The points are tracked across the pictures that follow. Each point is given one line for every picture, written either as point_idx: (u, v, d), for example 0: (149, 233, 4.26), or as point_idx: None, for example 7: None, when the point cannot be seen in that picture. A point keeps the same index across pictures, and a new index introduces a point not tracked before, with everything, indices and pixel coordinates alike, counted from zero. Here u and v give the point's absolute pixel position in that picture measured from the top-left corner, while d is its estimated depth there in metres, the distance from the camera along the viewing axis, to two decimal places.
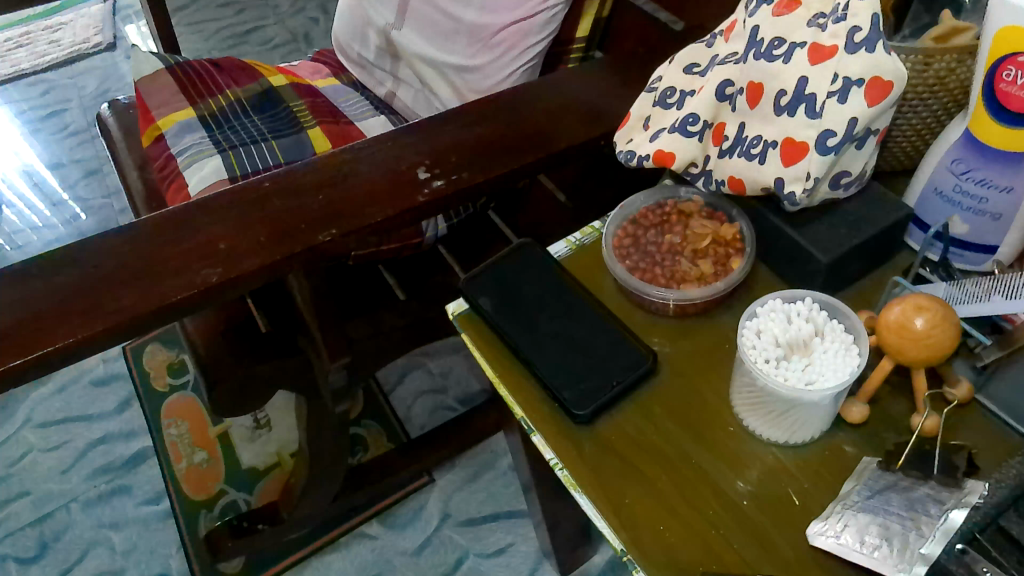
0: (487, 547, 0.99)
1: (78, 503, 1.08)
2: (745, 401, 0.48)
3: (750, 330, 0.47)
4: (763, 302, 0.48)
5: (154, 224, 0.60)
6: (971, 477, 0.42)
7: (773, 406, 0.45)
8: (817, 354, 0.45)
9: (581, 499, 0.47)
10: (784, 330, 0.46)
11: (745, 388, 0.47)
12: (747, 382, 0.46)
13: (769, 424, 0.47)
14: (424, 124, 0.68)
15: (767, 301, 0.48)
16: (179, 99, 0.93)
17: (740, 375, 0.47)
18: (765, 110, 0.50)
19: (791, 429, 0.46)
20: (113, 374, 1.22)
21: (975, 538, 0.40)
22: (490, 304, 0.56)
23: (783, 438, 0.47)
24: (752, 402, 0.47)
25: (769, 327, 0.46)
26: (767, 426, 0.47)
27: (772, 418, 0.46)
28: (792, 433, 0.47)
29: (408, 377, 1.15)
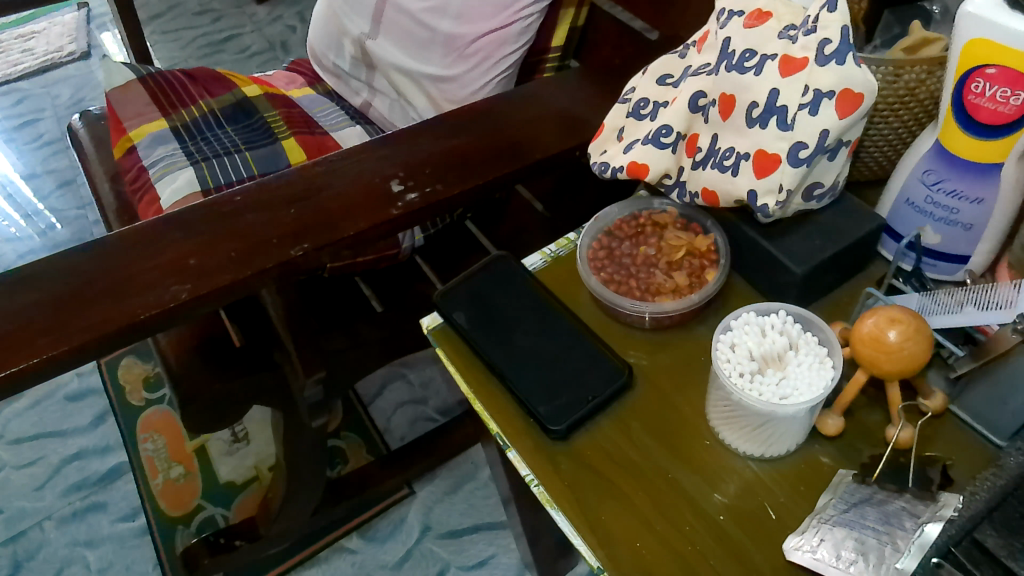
0: (468, 559, 0.98)
1: (53, 520, 1.06)
2: (720, 414, 0.47)
3: (725, 344, 0.46)
4: (737, 316, 0.48)
5: (122, 240, 0.58)
6: (946, 490, 0.42)
7: (748, 421, 0.45)
8: (791, 367, 0.44)
9: (558, 516, 0.47)
10: (759, 344, 0.46)
11: (721, 402, 0.47)
12: (722, 396, 0.46)
13: (745, 438, 0.47)
14: (398, 136, 0.67)
15: (742, 315, 0.48)
16: (152, 109, 0.92)
17: (715, 389, 0.47)
18: (738, 122, 0.50)
19: (767, 443, 0.46)
20: (87, 388, 1.20)
21: (952, 552, 0.36)
22: (465, 318, 0.55)
23: (759, 451, 0.47)
24: (727, 416, 0.47)
25: (744, 340, 0.46)
26: (742, 440, 0.47)
27: (747, 432, 0.46)
28: (767, 446, 0.46)
29: (388, 388, 1.14)
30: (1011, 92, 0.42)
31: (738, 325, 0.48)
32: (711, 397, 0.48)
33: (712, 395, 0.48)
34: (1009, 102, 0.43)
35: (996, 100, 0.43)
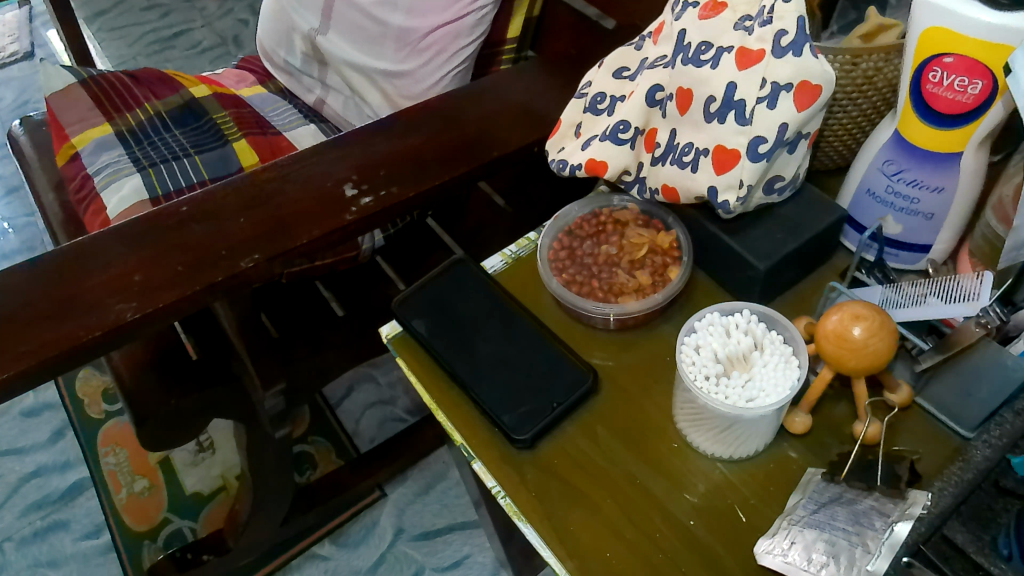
0: (443, 560, 0.97)
1: (13, 541, 1.02)
2: (687, 418, 0.46)
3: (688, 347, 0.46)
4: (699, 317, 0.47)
5: (62, 258, 0.55)
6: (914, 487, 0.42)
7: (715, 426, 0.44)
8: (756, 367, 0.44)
9: (526, 528, 0.46)
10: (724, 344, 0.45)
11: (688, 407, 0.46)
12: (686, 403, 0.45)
13: (713, 441, 0.46)
14: (352, 136, 0.65)
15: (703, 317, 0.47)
16: (95, 114, 0.88)
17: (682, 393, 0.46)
18: (696, 116, 0.49)
19: (734, 445, 0.45)
20: (44, 403, 1.16)
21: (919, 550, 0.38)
22: (425, 326, 0.53)
23: (728, 453, 0.46)
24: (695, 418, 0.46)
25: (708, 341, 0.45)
26: (712, 443, 0.46)
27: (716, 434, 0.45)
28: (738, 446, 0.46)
29: (356, 390, 1.12)
30: (968, 81, 0.42)
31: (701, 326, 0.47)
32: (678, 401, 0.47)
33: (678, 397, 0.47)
34: (967, 91, 0.42)
35: (953, 89, 0.42)
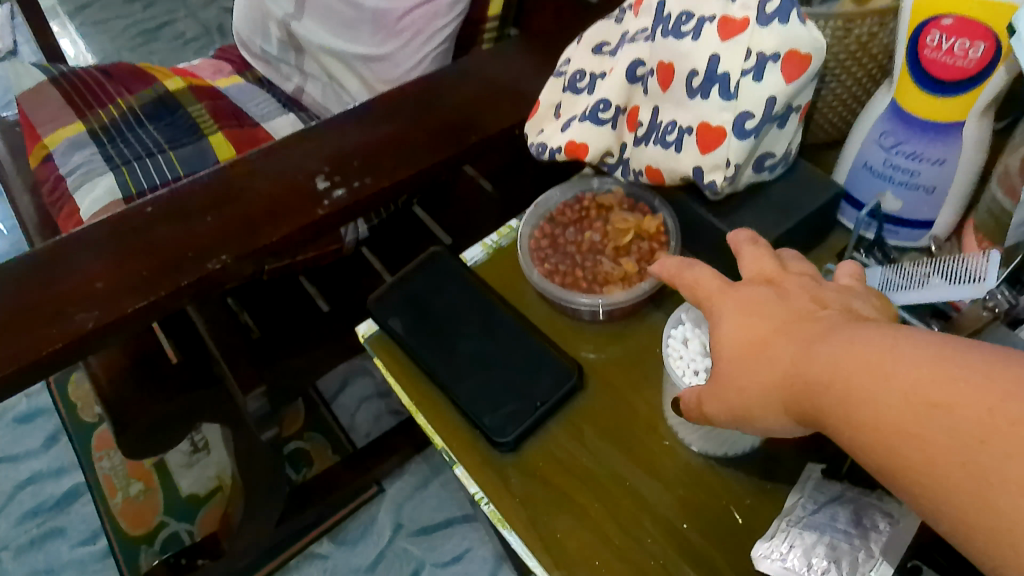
0: (443, 555, 0.95)
1: (10, 550, 1.01)
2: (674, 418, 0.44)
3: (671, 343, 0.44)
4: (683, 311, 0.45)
5: (20, 267, 0.53)
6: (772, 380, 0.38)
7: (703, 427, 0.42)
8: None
9: (511, 536, 0.43)
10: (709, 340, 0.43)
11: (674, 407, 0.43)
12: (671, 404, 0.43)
13: (702, 438, 0.43)
14: (323, 126, 0.62)
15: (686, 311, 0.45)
16: (67, 113, 0.86)
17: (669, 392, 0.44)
18: (678, 93, 0.46)
19: (725, 443, 0.43)
20: (36, 408, 1.14)
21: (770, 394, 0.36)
22: (402, 325, 0.51)
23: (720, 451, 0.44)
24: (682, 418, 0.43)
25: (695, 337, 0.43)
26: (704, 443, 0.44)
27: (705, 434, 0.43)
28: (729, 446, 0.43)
29: (350, 384, 1.10)
30: (970, 44, 0.39)
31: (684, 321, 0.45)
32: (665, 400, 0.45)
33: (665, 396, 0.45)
34: (969, 55, 0.39)
35: (953, 53, 0.39)
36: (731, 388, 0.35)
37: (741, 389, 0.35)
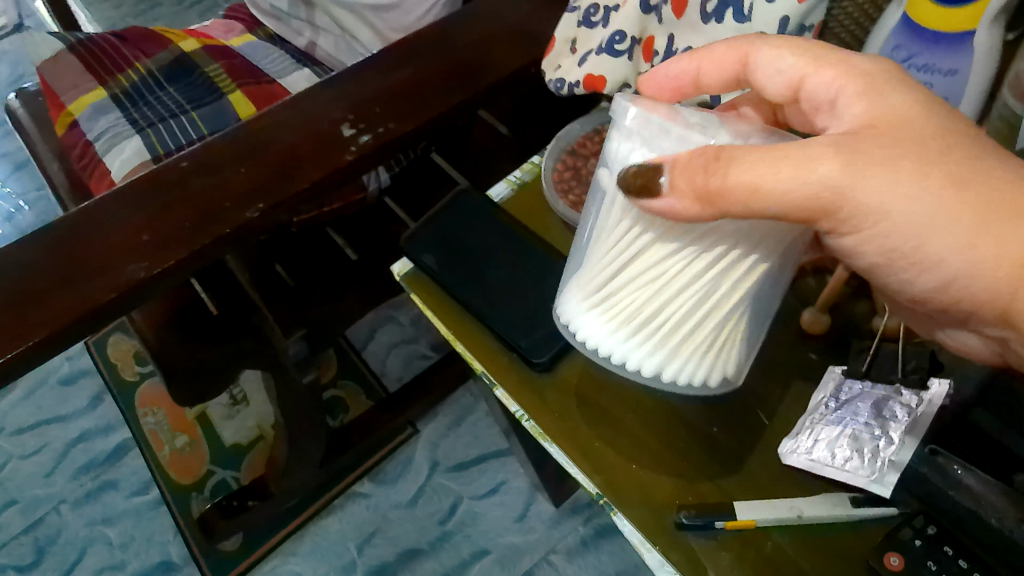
0: (480, 489, 0.99)
1: (68, 503, 1.06)
2: (654, 360, 0.41)
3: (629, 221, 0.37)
4: (590, 244, 0.41)
5: (67, 223, 0.55)
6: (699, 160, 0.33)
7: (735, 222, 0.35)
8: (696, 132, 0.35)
9: (551, 448, 0.46)
10: (646, 120, 0.36)
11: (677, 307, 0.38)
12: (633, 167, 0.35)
13: (653, 343, 0.40)
14: (343, 75, 0.63)
15: (597, 223, 0.40)
16: (87, 79, 0.87)
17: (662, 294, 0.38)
18: (692, 19, 0.48)
19: (675, 354, 0.41)
20: (78, 370, 1.19)
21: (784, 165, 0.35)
22: (435, 261, 0.53)
23: (664, 366, 0.41)
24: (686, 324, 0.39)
25: (637, 131, 0.36)
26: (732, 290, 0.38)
27: (739, 232, 0.36)
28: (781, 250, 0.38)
29: (378, 332, 1.13)
30: None
31: (607, 197, 0.38)
32: (634, 355, 0.41)
33: (637, 348, 0.41)
34: None
35: None
36: (783, 152, 0.33)
37: (791, 151, 0.33)
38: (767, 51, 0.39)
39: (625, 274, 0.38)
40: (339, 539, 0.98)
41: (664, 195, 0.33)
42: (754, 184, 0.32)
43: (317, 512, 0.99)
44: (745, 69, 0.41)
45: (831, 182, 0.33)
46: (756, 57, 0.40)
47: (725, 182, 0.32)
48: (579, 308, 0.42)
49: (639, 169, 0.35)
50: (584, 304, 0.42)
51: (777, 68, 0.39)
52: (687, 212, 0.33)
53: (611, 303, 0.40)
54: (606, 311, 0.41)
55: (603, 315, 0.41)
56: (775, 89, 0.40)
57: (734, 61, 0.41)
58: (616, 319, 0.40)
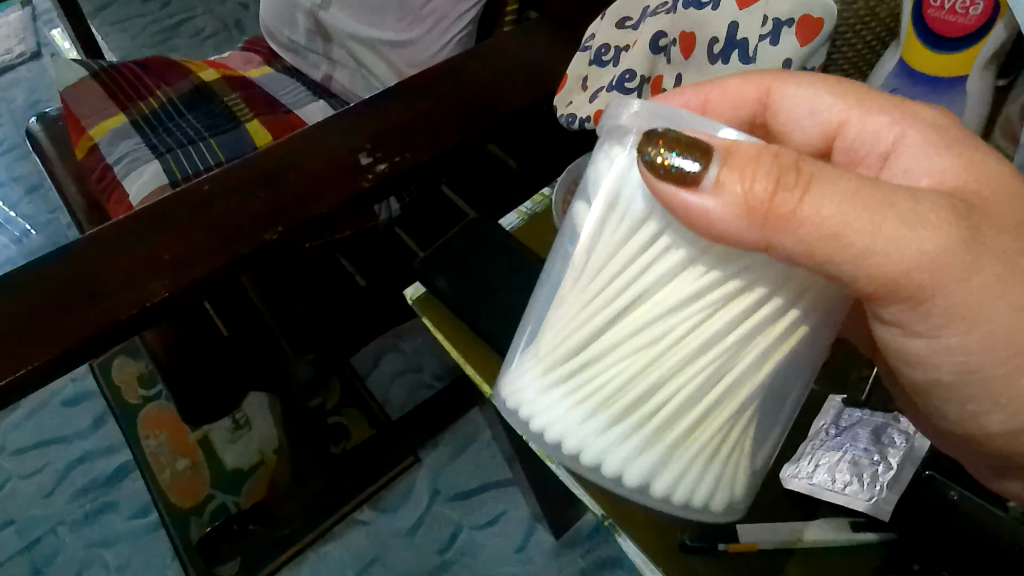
0: (480, 518, 1.00)
1: (66, 524, 1.06)
2: (637, 462, 0.33)
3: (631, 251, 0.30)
4: (560, 299, 0.33)
5: (91, 241, 0.57)
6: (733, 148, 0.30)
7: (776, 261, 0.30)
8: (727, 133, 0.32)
9: (557, 468, 0.48)
10: (657, 116, 0.31)
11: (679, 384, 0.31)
12: (652, 150, 0.29)
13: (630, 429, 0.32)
14: (362, 107, 0.66)
15: (573, 269, 0.33)
16: (109, 105, 0.90)
17: (660, 363, 0.30)
18: (700, 59, 0.51)
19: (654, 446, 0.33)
20: (82, 391, 1.19)
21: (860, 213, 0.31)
22: (448, 285, 0.55)
23: (642, 466, 0.33)
24: (684, 412, 0.32)
25: (649, 125, 0.31)
26: (754, 365, 0.31)
27: (777, 279, 0.30)
28: (819, 321, 0.33)
29: (382, 360, 1.14)
30: (970, 2, 0.43)
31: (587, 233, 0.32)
32: (612, 451, 0.33)
33: (616, 442, 0.33)
34: (969, 13, 0.43)
35: (955, 11, 0.43)
36: (885, 204, 0.31)
37: (893, 203, 0.31)
38: (797, 90, 0.43)
39: (615, 332, 0.31)
40: (338, 566, 0.97)
41: (709, 196, 0.29)
42: (836, 227, 0.30)
43: (316, 539, 0.99)
44: (765, 107, 0.45)
45: (926, 257, 0.31)
46: (782, 92, 0.43)
47: (798, 211, 0.30)
48: (540, 385, 0.34)
49: (667, 151, 0.29)
50: (548, 380, 0.33)
51: (812, 108, 0.43)
52: (730, 222, 0.29)
53: (589, 377, 0.32)
54: (579, 391, 0.33)
55: (575, 395, 0.33)
56: (806, 130, 0.44)
57: (755, 98, 0.44)
58: (591, 401, 0.32)
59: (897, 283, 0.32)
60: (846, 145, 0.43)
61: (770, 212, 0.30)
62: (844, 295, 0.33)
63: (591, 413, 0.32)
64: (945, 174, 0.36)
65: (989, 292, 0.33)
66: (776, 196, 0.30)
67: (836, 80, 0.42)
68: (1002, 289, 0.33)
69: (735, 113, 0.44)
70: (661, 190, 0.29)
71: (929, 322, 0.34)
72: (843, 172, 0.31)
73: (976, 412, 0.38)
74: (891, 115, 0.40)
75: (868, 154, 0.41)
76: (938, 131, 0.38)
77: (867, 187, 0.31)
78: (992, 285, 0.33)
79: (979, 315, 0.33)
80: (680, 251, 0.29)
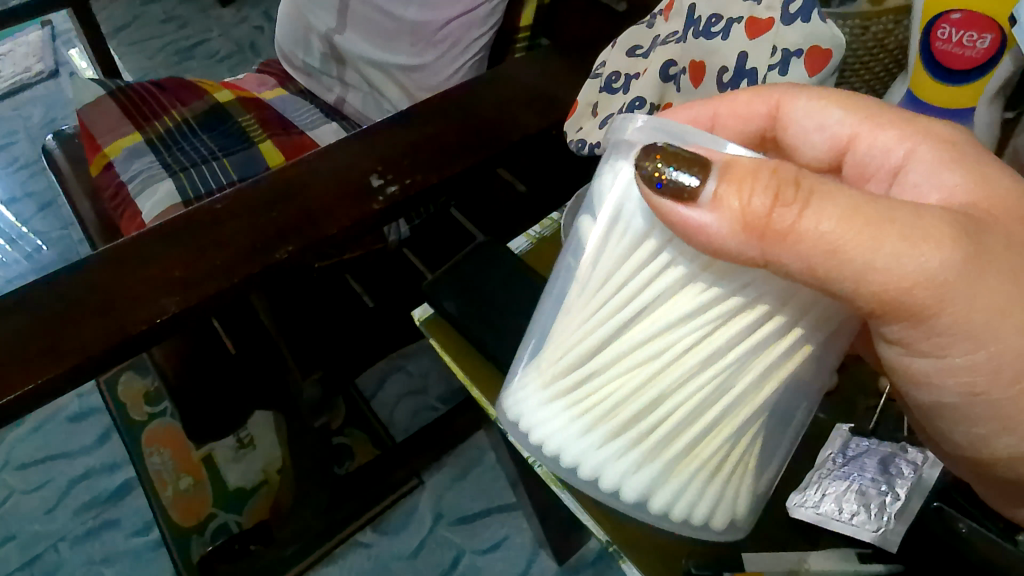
0: (483, 542, 0.99)
1: (67, 541, 1.06)
2: (636, 476, 0.35)
3: (632, 267, 0.32)
4: (564, 314, 0.35)
5: (104, 257, 0.57)
6: (736, 179, 0.30)
7: (775, 276, 0.31)
8: (733, 149, 0.32)
9: (563, 494, 0.47)
10: (661, 132, 0.32)
11: (677, 399, 0.32)
12: (650, 164, 0.31)
13: (630, 445, 0.34)
14: (373, 130, 0.66)
15: (577, 286, 0.34)
16: (125, 123, 0.91)
17: (658, 378, 0.32)
18: (710, 87, 0.52)
19: (652, 459, 0.34)
20: (88, 407, 1.20)
21: (869, 207, 0.30)
22: (455, 307, 0.55)
23: (642, 478, 0.35)
24: (681, 428, 0.33)
25: (652, 139, 0.32)
26: (755, 380, 0.32)
27: (779, 295, 0.31)
28: (824, 339, 0.34)
29: (388, 381, 1.14)
30: (977, 36, 0.43)
31: (592, 249, 0.34)
32: (609, 465, 0.34)
33: (614, 456, 0.34)
34: (976, 46, 0.44)
35: (962, 45, 0.44)
36: (890, 219, 0.30)
37: (897, 219, 0.31)
38: (807, 103, 0.43)
39: (615, 347, 0.32)
40: None
41: (705, 212, 0.30)
42: (834, 243, 0.30)
43: (318, 561, 0.98)
44: (775, 120, 0.45)
45: (930, 275, 0.31)
46: (791, 106, 0.43)
47: (797, 224, 0.30)
48: (540, 399, 0.35)
49: (665, 165, 0.30)
50: (548, 395, 0.35)
51: (822, 122, 0.43)
52: (727, 236, 0.29)
53: (587, 393, 0.34)
54: (578, 405, 0.34)
55: (573, 410, 0.34)
56: (815, 144, 0.44)
57: (763, 113, 0.45)
58: (590, 416, 0.34)
59: (899, 299, 0.32)
60: (856, 161, 0.43)
61: (767, 229, 0.30)
62: (849, 313, 0.34)
63: (589, 427, 0.34)
64: (956, 191, 0.37)
65: (992, 312, 0.33)
66: (773, 211, 0.30)
67: (845, 93, 0.42)
68: (1007, 310, 0.33)
69: (745, 128, 0.45)
70: (659, 206, 0.30)
71: (934, 338, 0.35)
72: (846, 187, 0.31)
73: (984, 435, 0.38)
74: (902, 131, 0.40)
75: (878, 169, 0.42)
76: (949, 146, 0.39)
77: (868, 203, 0.31)
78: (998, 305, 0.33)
79: (985, 334, 0.33)
80: (679, 268, 0.31)
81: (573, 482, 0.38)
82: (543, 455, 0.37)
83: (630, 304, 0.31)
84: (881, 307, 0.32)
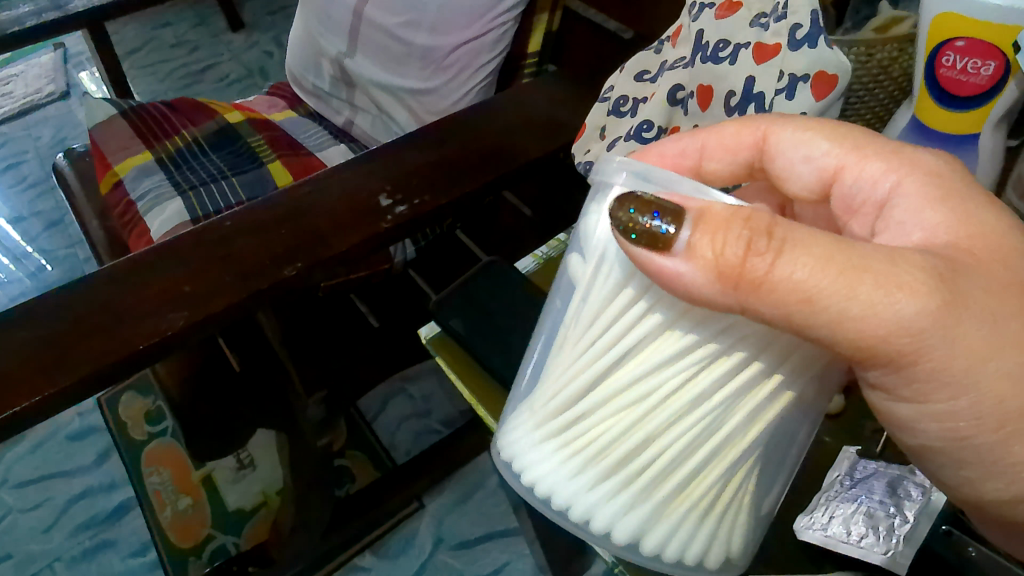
0: (484, 568, 0.98)
1: (63, 561, 1.04)
2: (626, 518, 0.35)
3: (613, 313, 0.32)
4: (553, 356, 0.36)
5: (112, 272, 0.57)
6: (711, 229, 0.31)
7: (754, 322, 0.31)
8: (718, 196, 0.33)
9: None
10: (642, 181, 0.33)
11: (663, 442, 0.32)
12: (624, 215, 0.31)
13: (622, 486, 0.34)
14: (383, 151, 0.67)
15: (565, 328, 0.35)
16: (135, 142, 0.92)
17: (644, 421, 0.32)
18: (718, 112, 0.53)
19: (644, 499, 0.34)
20: (88, 426, 1.19)
21: (839, 258, 0.30)
22: (462, 325, 0.55)
23: (635, 518, 0.35)
24: (669, 471, 0.33)
25: (632, 188, 0.33)
26: (740, 426, 0.32)
27: (759, 341, 0.31)
28: (811, 378, 0.34)
29: (390, 404, 1.14)
30: (982, 63, 0.44)
31: (579, 292, 0.35)
32: (600, 507, 0.35)
33: (604, 498, 0.34)
34: (981, 72, 0.44)
35: (966, 71, 0.45)
36: (862, 268, 0.30)
37: (871, 267, 0.30)
38: (794, 134, 0.42)
39: (601, 390, 0.33)
40: None
41: (681, 261, 0.30)
42: (809, 291, 0.30)
43: None
44: (762, 151, 0.44)
45: (905, 324, 0.31)
46: (778, 138, 0.43)
47: (769, 274, 0.30)
48: (533, 439, 0.36)
49: (640, 215, 0.31)
50: (540, 435, 0.36)
51: (809, 154, 0.42)
52: (703, 286, 0.30)
53: (576, 434, 0.34)
54: (568, 446, 0.35)
55: (564, 450, 0.35)
56: (804, 176, 0.43)
57: (751, 144, 0.44)
58: (580, 457, 0.34)
59: (877, 346, 0.32)
60: (842, 193, 0.42)
61: (741, 278, 0.30)
62: (833, 357, 0.34)
63: (579, 467, 0.34)
64: (938, 229, 0.36)
65: (977, 355, 0.32)
66: (747, 260, 0.30)
67: (834, 126, 0.42)
68: (995, 351, 0.32)
69: (732, 157, 0.45)
70: (637, 255, 0.31)
71: (915, 385, 0.34)
72: (818, 234, 0.31)
73: (971, 479, 0.37)
74: (888, 163, 0.40)
75: (864, 203, 0.41)
76: (935, 181, 0.38)
77: (843, 250, 0.31)
78: (979, 348, 0.32)
79: (969, 379, 0.33)
80: (656, 315, 0.32)
81: (567, 524, 0.38)
82: (536, 496, 0.37)
83: (613, 348, 0.32)
84: (867, 353, 0.32)
